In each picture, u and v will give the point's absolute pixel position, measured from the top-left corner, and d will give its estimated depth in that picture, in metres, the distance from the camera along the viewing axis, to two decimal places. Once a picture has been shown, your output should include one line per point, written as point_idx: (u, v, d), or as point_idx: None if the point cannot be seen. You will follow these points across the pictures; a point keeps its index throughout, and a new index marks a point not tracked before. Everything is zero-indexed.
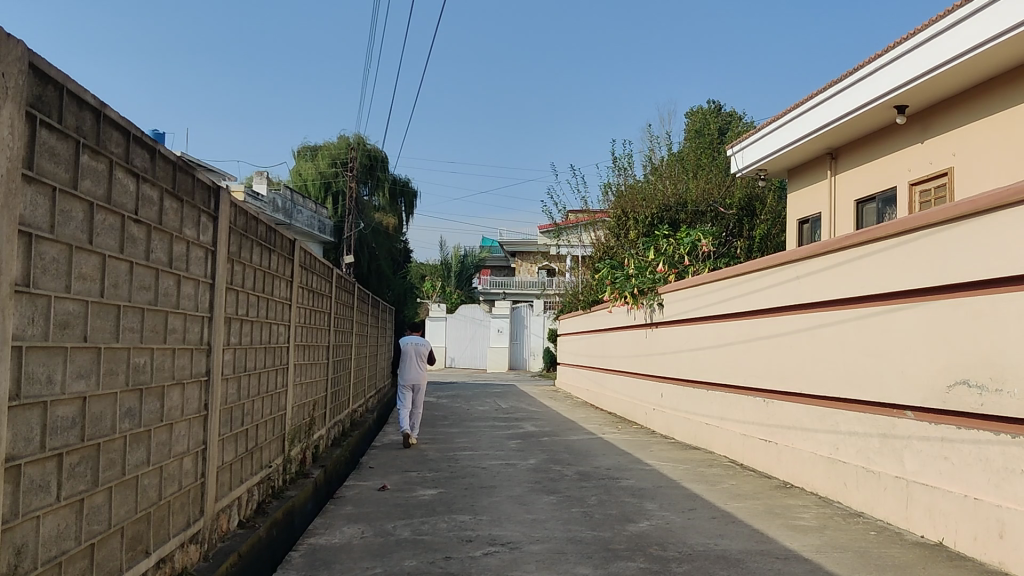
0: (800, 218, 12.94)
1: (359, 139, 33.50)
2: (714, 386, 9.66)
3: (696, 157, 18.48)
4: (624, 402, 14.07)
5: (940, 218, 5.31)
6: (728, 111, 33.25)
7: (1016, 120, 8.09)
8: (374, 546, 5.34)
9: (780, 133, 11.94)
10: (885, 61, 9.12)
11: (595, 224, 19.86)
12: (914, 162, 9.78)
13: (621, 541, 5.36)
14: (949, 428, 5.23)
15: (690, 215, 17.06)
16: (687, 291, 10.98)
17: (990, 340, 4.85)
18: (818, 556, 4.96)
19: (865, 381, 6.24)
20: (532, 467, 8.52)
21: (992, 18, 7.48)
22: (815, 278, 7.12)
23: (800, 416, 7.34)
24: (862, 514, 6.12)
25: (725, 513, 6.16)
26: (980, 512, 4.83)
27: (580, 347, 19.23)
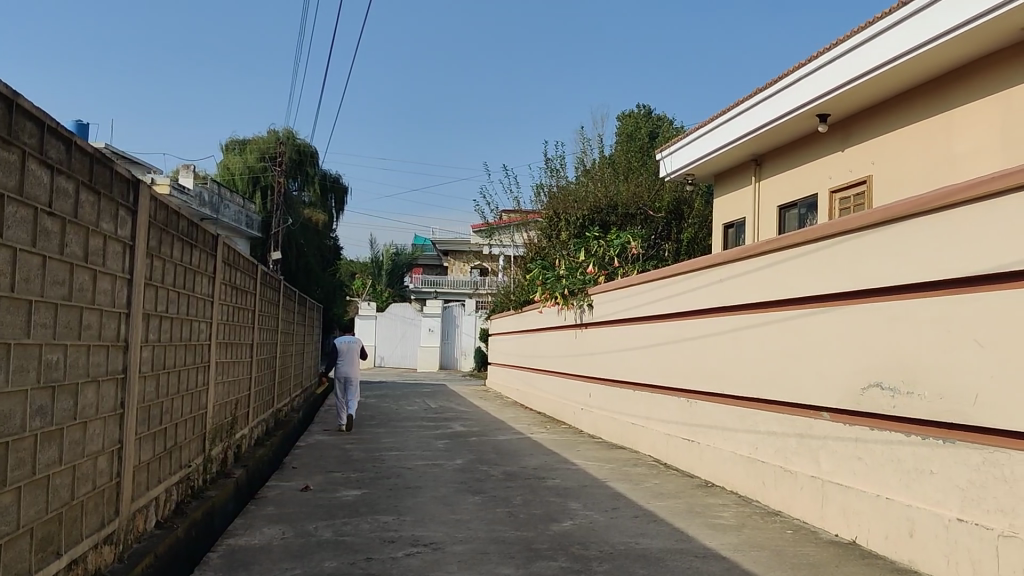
0: (726, 221, 13.16)
1: (288, 133, 33.06)
2: (640, 387, 9.75)
3: (628, 160, 18.66)
4: (553, 401, 14.13)
5: (858, 223, 5.43)
6: (658, 115, 33.79)
7: (933, 131, 8.35)
8: (294, 547, 5.29)
9: (707, 138, 12.12)
10: (810, 69, 9.32)
11: (527, 224, 19.94)
12: (834, 170, 10.03)
13: (544, 541, 5.39)
14: (862, 429, 5.38)
15: (620, 218, 17.23)
16: (615, 293, 11.06)
17: (903, 343, 4.98)
18: (736, 554, 5.04)
19: (785, 382, 6.37)
20: (459, 467, 8.51)
21: (913, 29, 7.70)
22: (738, 281, 7.25)
23: (721, 417, 7.46)
24: (779, 513, 6.25)
25: (647, 513, 6.23)
26: (891, 511, 4.97)
27: (511, 346, 19.28)
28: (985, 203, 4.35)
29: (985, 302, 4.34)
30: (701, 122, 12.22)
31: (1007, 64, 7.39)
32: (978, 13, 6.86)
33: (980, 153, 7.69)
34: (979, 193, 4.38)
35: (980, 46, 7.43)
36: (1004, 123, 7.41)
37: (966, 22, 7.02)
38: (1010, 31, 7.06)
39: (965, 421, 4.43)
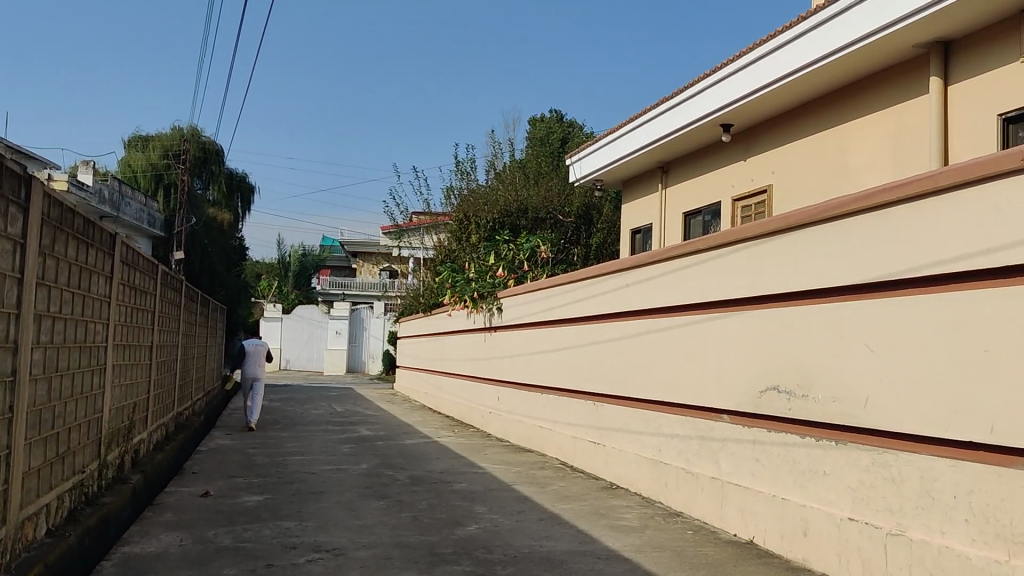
0: (633, 227, 13.36)
1: (193, 130, 32.34)
2: (547, 390, 9.82)
3: (538, 165, 18.81)
4: (461, 405, 14.13)
5: (756, 231, 5.58)
6: (569, 120, 34.14)
7: (829, 143, 8.63)
8: (192, 554, 5.17)
9: (615, 145, 12.31)
10: (714, 80, 9.55)
11: (437, 227, 19.92)
12: (737, 179, 10.27)
13: (448, 545, 5.38)
14: (759, 431, 5.52)
15: (530, 221, 17.28)
16: (523, 297, 11.11)
17: (799, 349, 5.12)
18: (638, 555, 5.12)
19: (686, 386, 6.50)
20: (364, 472, 8.43)
21: (812, 43, 7.95)
22: (643, 286, 7.35)
23: (626, 419, 7.57)
24: (680, 513, 6.38)
25: (551, 515, 6.27)
26: (786, 512, 5.11)
27: (419, 349, 19.20)
28: (878, 213, 4.50)
29: (875, 309, 4.50)
30: (610, 129, 12.38)
31: (901, 80, 7.68)
32: (875, 28, 7.11)
33: (873, 165, 7.98)
34: (871, 204, 4.54)
35: (876, 62, 7.70)
36: (896, 137, 7.70)
37: (863, 37, 7.26)
38: (904, 47, 7.33)
39: (857, 424, 4.58)
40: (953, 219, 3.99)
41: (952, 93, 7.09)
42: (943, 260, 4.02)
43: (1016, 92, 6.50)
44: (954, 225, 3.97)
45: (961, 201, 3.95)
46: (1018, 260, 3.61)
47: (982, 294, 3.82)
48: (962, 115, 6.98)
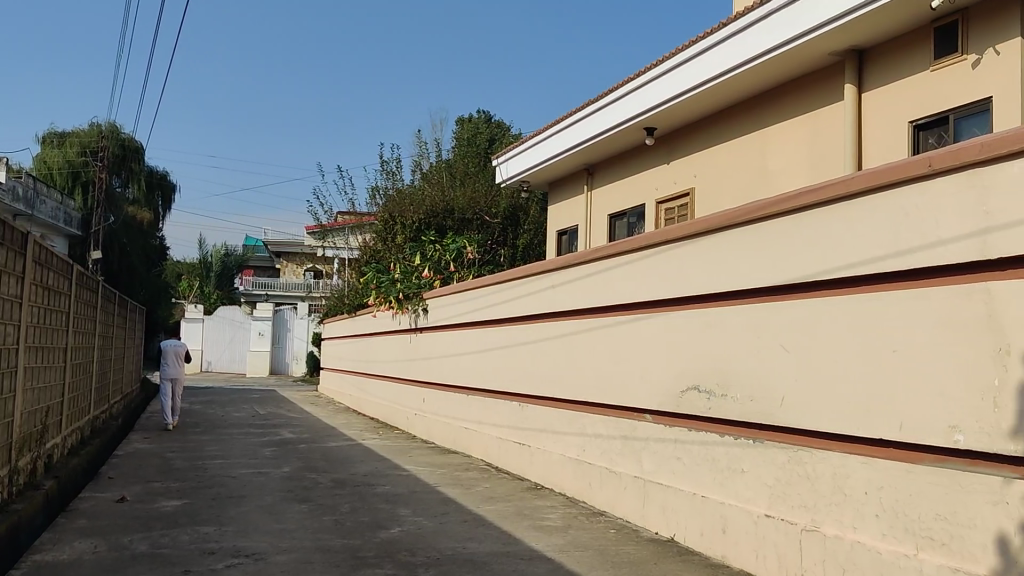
0: (559, 229, 13.44)
1: (112, 127, 31.53)
2: (473, 391, 9.82)
3: (465, 166, 18.81)
4: (387, 406, 14.06)
5: (677, 233, 5.66)
6: (496, 120, 34.19)
7: (749, 147, 8.81)
8: (107, 561, 5.04)
9: (541, 147, 12.38)
10: (638, 84, 9.68)
11: (362, 227, 19.79)
12: (661, 181, 10.42)
13: (370, 548, 5.35)
14: (680, 430, 5.61)
15: (456, 222, 17.06)
16: (448, 298, 11.08)
17: (718, 349, 5.21)
18: (560, 555, 5.17)
19: (609, 386, 6.56)
20: (286, 475, 8.33)
21: (732, 49, 8.11)
22: (567, 287, 7.40)
23: (550, 420, 7.62)
24: (604, 513, 6.44)
25: (475, 517, 6.28)
26: (706, 509, 5.20)
27: (344, 350, 19.03)
28: (794, 216, 4.61)
29: (791, 310, 4.60)
30: (536, 131, 12.44)
31: (818, 87, 7.88)
32: (793, 35, 7.27)
33: (792, 169, 8.16)
34: (788, 207, 4.64)
35: (795, 68, 7.88)
36: (813, 142, 7.89)
37: (782, 43, 7.42)
38: (820, 56, 7.52)
39: (774, 423, 4.68)
40: (865, 223, 4.10)
41: (867, 100, 7.29)
42: (855, 263, 4.14)
43: (926, 100, 6.71)
44: (866, 228, 4.09)
45: (873, 205, 4.07)
46: (926, 262, 3.73)
47: (891, 295, 3.94)
48: (876, 122, 7.18)
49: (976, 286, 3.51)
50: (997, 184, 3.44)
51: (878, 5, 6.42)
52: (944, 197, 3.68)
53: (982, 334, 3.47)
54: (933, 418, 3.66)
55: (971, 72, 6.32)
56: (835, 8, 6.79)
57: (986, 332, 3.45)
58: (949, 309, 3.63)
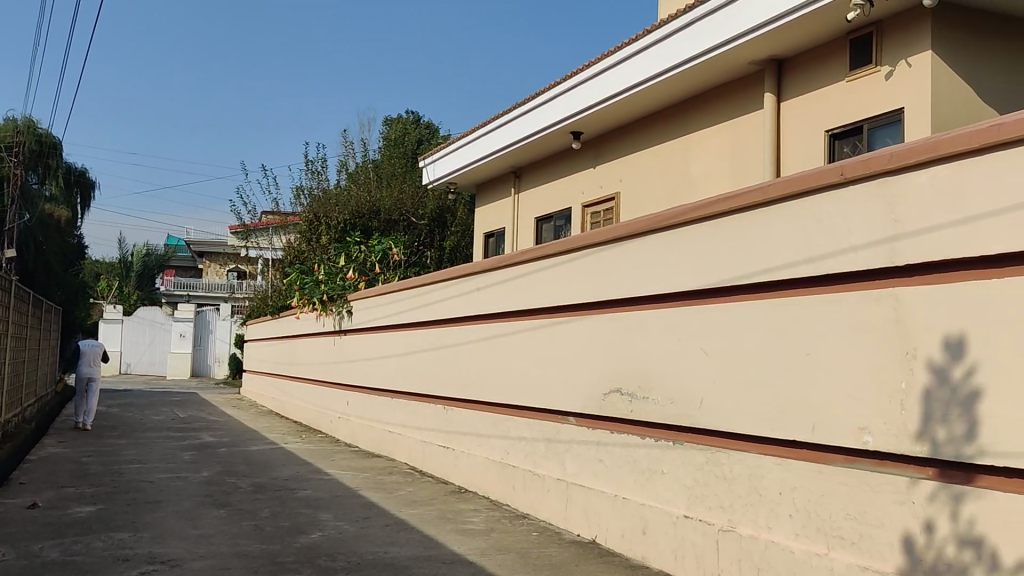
0: (486, 231, 13.46)
1: (28, 121, 30.58)
2: (397, 394, 9.77)
3: (392, 166, 18.72)
4: (310, 409, 13.92)
5: (600, 237, 5.71)
6: (424, 121, 34.10)
7: (672, 152, 8.94)
8: (14, 570, 4.88)
9: (468, 149, 12.38)
10: (564, 88, 9.75)
11: (287, 227, 19.56)
12: (587, 185, 10.50)
13: (289, 554, 5.28)
14: (603, 432, 5.66)
15: (382, 223, 16.97)
16: (373, 300, 11.00)
17: (640, 352, 5.28)
18: (482, 558, 5.17)
19: (533, 389, 6.60)
20: (205, 480, 8.18)
21: (655, 56, 8.22)
22: (491, 290, 7.41)
23: (475, 423, 7.62)
24: (527, 515, 6.47)
25: (398, 521, 6.25)
26: (627, 510, 5.26)
27: (267, 352, 18.78)
28: (712, 221, 4.69)
29: (710, 314, 4.68)
30: (463, 133, 12.45)
31: (739, 95, 8.03)
32: (714, 42, 7.40)
33: (713, 175, 8.31)
34: (706, 213, 4.72)
35: (716, 76, 8.02)
36: (734, 149, 8.04)
37: (704, 51, 7.55)
38: (741, 64, 7.67)
39: (693, 425, 4.76)
40: (780, 229, 4.20)
41: (785, 108, 7.46)
42: (771, 268, 4.23)
43: (842, 110, 6.90)
44: (781, 235, 4.18)
45: (787, 212, 4.17)
46: (838, 268, 3.84)
47: (805, 300, 4.04)
48: (794, 130, 7.35)
49: (885, 292, 3.62)
50: (905, 193, 3.56)
51: (796, 16, 6.58)
52: (855, 205, 3.79)
53: (891, 339, 3.58)
54: (844, 420, 3.76)
55: (884, 84, 6.52)
56: (754, 18, 6.93)
57: (894, 336, 3.56)
58: (859, 314, 3.73)
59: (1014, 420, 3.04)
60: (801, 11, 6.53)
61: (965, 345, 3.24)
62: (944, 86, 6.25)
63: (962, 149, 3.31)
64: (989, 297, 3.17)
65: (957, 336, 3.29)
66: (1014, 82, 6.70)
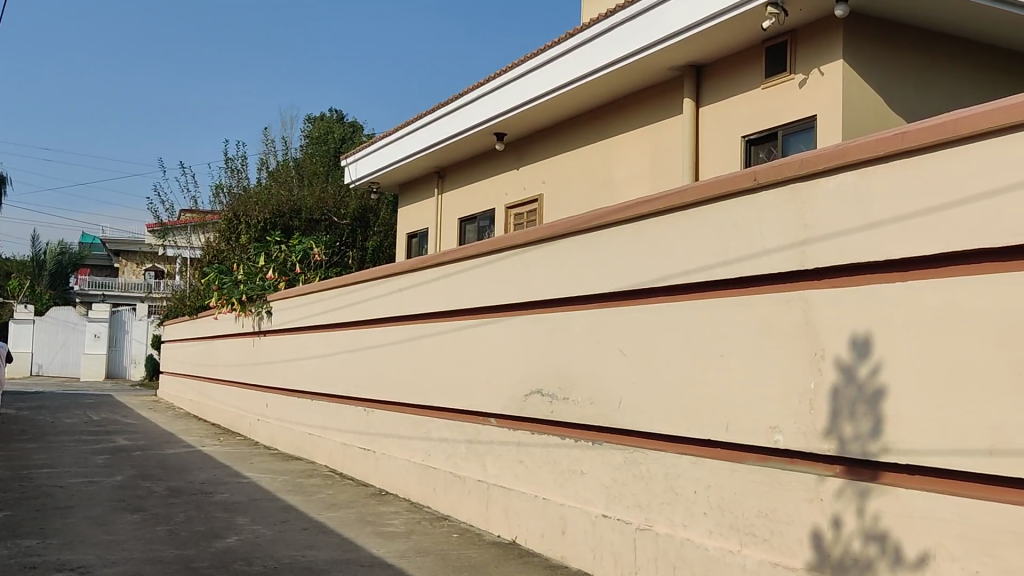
0: (409, 231, 13.41)
1: None
2: (317, 396, 9.68)
3: (314, 165, 18.55)
4: (228, 411, 13.69)
5: (521, 239, 5.75)
6: (349, 121, 33.83)
7: (594, 155, 9.02)
8: None
9: (391, 149, 12.32)
10: (487, 89, 9.77)
11: (205, 226, 19.22)
12: (510, 187, 10.54)
13: (204, 559, 5.20)
14: (523, 433, 5.69)
15: (304, 223, 16.78)
16: (293, 300, 10.88)
17: (560, 352, 5.32)
18: (401, 561, 5.16)
19: (454, 390, 6.60)
20: (118, 484, 7.99)
21: (577, 60, 8.30)
22: (413, 292, 7.39)
23: (395, 425, 7.59)
24: (447, 517, 6.48)
25: (317, 524, 6.19)
26: (546, 511, 5.30)
27: (184, 353, 18.40)
28: (631, 224, 4.75)
29: (629, 315, 4.75)
30: (387, 133, 12.38)
31: (659, 100, 8.15)
32: (635, 47, 7.49)
33: (635, 179, 8.42)
34: (625, 216, 4.78)
35: (636, 81, 8.13)
36: (654, 153, 8.16)
37: (624, 57, 7.65)
38: (661, 70, 7.79)
39: (612, 425, 4.82)
40: (696, 232, 4.27)
41: (704, 113, 7.60)
42: (687, 271, 4.30)
43: (758, 116, 7.05)
44: (697, 238, 4.25)
45: (703, 216, 4.25)
46: (750, 270, 3.93)
47: (720, 302, 4.12)
48: (712, 135, 7.49)
49: (795, 294, 3.71)
50: (815, 199, 3.65)
51: (714, 23, 6.70)
52: (767, 209, 3.89)
53: (801, 340, 3.67)
54: (757, 419, 3.85)
55: (798, 91, 6.69)
56: (673, 25, 7.04)
57: (804, 337, 3.66)
58: (771, 316, 3.83)
59: (916, 418, 3.15)
60: (719, 19, 6.66)
61: (871, 345, 3.35)
62: (855, 95, 6.44)
63: (867, 156, 3.42)
64: (893, 299, 3.28)
65: (863, 336, 3.39)
66: (921, 92, 6.92)
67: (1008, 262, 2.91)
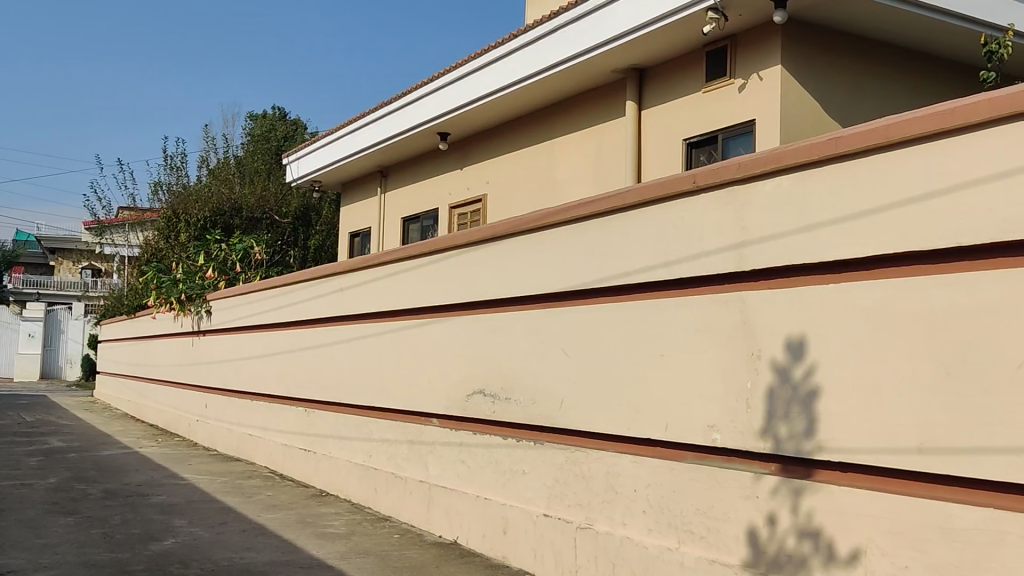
0: (351, 230, 13.32)
1: None
2: (257, 397, 9.57)
3: (254, 163, 18.38)
4: (166, 412, 13.47)
5: (463, 238, 5.74)
6: (291, 119, 33.52)
7: (538, 155, 9.05)
8: None
9: (333, 147, 12.22)
10: (431, 89, 9.75)
11: (143, 224, 18.89)
12: (454, 186, 10.53)
13: (140, 562, 5.11)
14: (465, 433, 5.70)
15: (244, 222, 16.55)
16: (233, 300, 10.74)
17: (502, 352, 5.34)
18: (342, 562, 5.13)
19: (395, 390, 6.58)
20: (52, 487, 7.82)
21: (521, 61, 8.32)
22: (354, 291, 7.34)
23: (336, 426, 7.54)
24: (389, 518, 6.46)
25: (255, 526, 6.13)
26: (488, 511, 5.31)
27: (121, 354, 18.06)
28: (574, 225, 4.78)
29: (571, 315, 4.77)
30: (329, 131, 12.27)
31: (603, 102, 8.21)
32: (578, 50, 7.54)
33: (578, 180, 8.47)
34: (568, 217, 4.81)
35: (580, 83, 8.18)
36: (597, 155, 8.22)
37: (568, 58, 7.69)
38: (604, 72, 7.84)
39: (554, 424, 4.84)
40: (637, 233, 4.31)
41: (646, 116, 7.67)
42: (628, 271, 4.34)
43: (698, 119, 7.14)
44: (638, 239, 4.29)
45: (644, 217, 4.29)
46: (690, 271, 3.98)
47: (660, 303, 4.17)
48: (654, 138, 7.56)
49: (733, 295, 3.77)
50: (753, 201, 3.71)
51: (655, 27, 6.78)
52: (707, 210, 3.94)
53: (738, 340, 3.73)
54: (695, 418, 3.90)
55: (737, 96, 6.80)
56: (617, 28, 7.09)
57: (741, 337, 3.72)
58: (709, 316, 3.89)
59: (849, 417, 3.22)
60: (661, 22, 6.72)
61: (805, 345, 3.42)
62: (793, 100, 6.56)
63: (803, 160, 3.48)
64: (827, 299, 3.35)
65: (798, 337, 3.46)
66: (856, 98, 7.07)
67: (936, 264, 2.99)
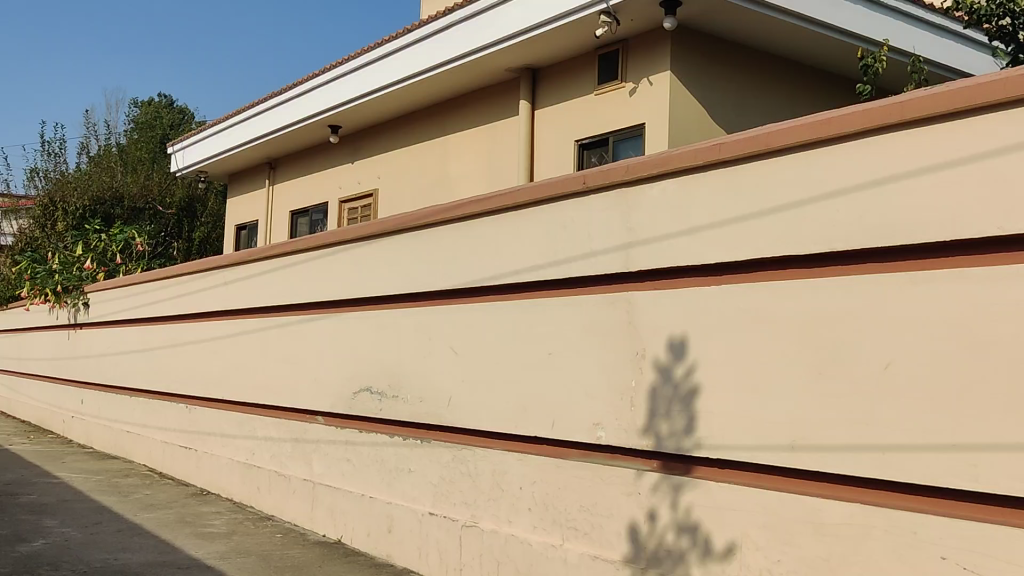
0: (238, 222, 13.03)
1: None
2: (136, 393, 9.27)
3: (138, 151, 17.79)
4: (40, 408, 12.92)
5: (353, 234, 5.68)
6: (178, 107, 32.59)
7: (431, 151, 9.02)
8: None
9: (221, 137, 11.91)
10: (323, 80, 9.60)
11: (16, 212, 18.05)
12: (345, 180, 10.41)
13: (7, 565, 4.90)
14: (351, 431, 5.64)
15: (126, 212, 16.06)
16: (112, 292, 10.37)
17: (389, 350, 5.30)
18: (221, 562, 5.02)
19: (280, 387, 6.46)
20: None
21: (416, 55, 8.26)
22: (239, 285, 7.18)
23: (219, 423, 7.36)
24: (271, 517, 6.34)
25: (132, 526, 5.94)
26: (373, 509, 5.27)
27: None
28: (464, 223, 4.78)
29: (460, 313, 4.77)
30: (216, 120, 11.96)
31: (497, 101, 8.23)
32: (472, 48, 7.54)
33: (470, 178, 8.48)
34: (459, 215, 4.80)
35: (474, 81, 8.18)
36: (490, 153, 8.24)
37: (462, 55, 7.67)
38: (498, 70, 7.86)
39: (441, 422, 4.84)
40: (526, 232, 4.34)
41: (539, 116, 7.73)
42: (517, 270, 4.37)
43: (590, 121, 7.23)
44: (527, 239, 4.32)
45: (534, 217, 4.32)
46: (577, 272, 4.03)
47: (548, 302, 4.21)
48: (547, 138, 7.63)
49: (619, 296, 3.84)
50: (640, 204, 3.78)
51: (548, 28, 6.84)
52: (595, 212, 3.99)
53: (623, 339, 3.80)
54: (580, 418, 3.96)
55: (628, 100, 6.91)
56: (512, 27, 7.12)
57: (626, 337, 3.79)
58: (595, 316, 3.95)
59: (727, 415, 3.31)
60: (555, 23, 6.78)
61: (687, 345, 3.51)
62: (681, 105, 6.70)
63: (690, 164, 3.56)
64: (708, 301, 3.44)
65: (679, 338, 3.55)
66: (739, 105, 7.26)
67: (807, 269, 3.11)
